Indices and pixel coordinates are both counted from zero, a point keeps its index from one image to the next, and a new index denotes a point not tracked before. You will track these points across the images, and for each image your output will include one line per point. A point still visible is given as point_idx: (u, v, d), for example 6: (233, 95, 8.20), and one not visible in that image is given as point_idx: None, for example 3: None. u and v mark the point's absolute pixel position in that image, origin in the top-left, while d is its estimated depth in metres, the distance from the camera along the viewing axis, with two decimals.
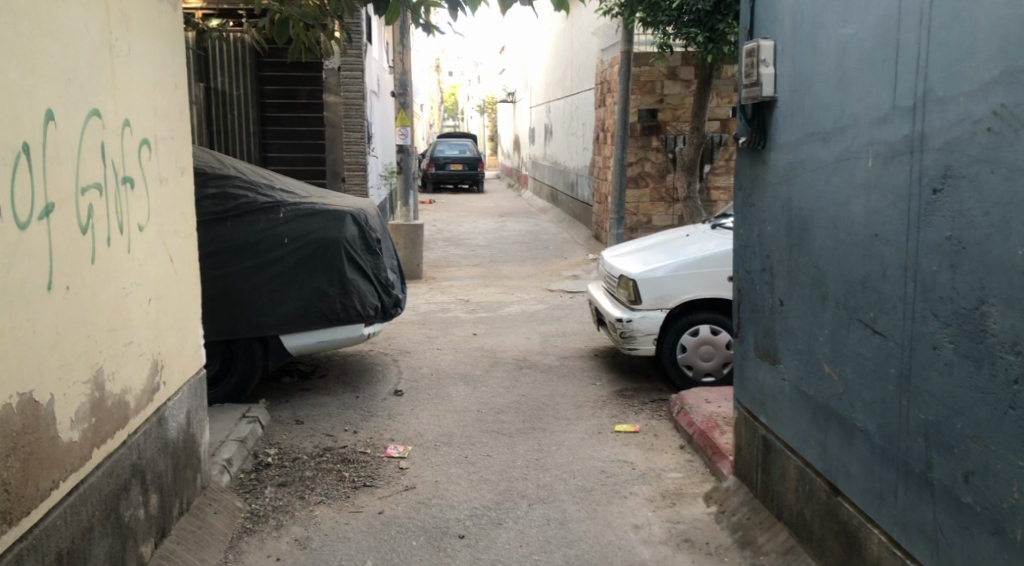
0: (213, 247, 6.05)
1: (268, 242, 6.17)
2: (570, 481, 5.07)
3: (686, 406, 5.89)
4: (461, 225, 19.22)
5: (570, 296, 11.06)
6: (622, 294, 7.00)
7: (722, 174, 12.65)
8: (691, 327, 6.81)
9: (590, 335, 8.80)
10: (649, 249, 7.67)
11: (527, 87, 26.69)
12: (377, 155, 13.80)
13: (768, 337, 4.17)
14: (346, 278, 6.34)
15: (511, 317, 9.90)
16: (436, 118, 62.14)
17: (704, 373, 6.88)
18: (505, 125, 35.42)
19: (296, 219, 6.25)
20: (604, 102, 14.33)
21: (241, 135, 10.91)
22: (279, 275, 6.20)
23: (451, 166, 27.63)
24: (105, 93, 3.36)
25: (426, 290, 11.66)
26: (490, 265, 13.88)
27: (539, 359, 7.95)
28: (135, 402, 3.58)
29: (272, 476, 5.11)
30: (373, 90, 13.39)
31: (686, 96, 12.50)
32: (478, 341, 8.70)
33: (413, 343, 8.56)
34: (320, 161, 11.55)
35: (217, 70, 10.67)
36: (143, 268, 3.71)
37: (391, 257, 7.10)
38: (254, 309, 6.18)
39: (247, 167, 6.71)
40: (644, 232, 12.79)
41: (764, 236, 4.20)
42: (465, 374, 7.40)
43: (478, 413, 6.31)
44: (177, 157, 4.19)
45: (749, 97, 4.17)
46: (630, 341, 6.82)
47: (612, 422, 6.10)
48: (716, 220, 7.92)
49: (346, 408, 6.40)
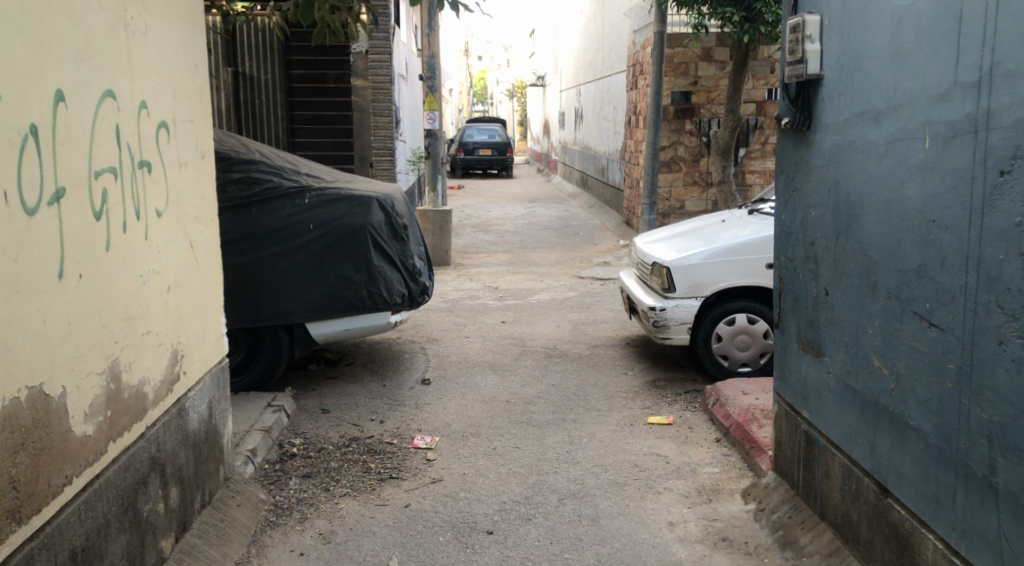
0: (238, 233, 5.95)
1: (294, 228, 6.06)
2: (601, 475, 4.91)
3: (721, 399, 5.71)
4: (490, 211, 19.06)
5: (600, 283, 10.87)
6: (655, 282, 6.82)
7: (757, 158, 12.37)
8: (727, 315, 6.62)
9: (622, 324, 8.61)
10: (683, 236, 7.47)
11: (557, 71, 26.45)
12: (406, 140, 13.67)
13: (812, 328, 3.98)
14: (373, 265, 6.21)
15: (541, 305, 9.74)
16: (465, 103, 61.93)
17: (740, 363, 6.69)
18: (534, 111, 35.16)
19: (322, 205, 6.13)
20: (636, 85, 14.08)
21: (269, 120, 10.85)
22: (305, 262, 6.08)
23: (480, 151, 27.45)
24: (121, 74, 3.24)
25: (454, 277, 11.53)
26: (520, 251, 13.70)
27: (569, 347, 7.78)
28: (154, 393, 3.46)
29: (297, 467, 5.01)
30: (402, 73, 13.25)
31: (721, 78, 12.23)
32: (507, 329, 8.55)
33: (441, 330, 8.43)
34: (348, 146, 11.34)
35: (245, 55, 10.64)
36: (162, 255, 3.59)
37: (419, 244, 6.97)
38: (280, 297, 6.07)
39: (273, 152, 6.60)
40: (676, 217, 12.56)
41: (808, 222, 4.00)
42: (493, 363, 7.25)
43: (507, 403, 6.16)
44: (198, 141, 4.07)
45: (792, 76, 3.97)
46: (664, 330, 6.64)
47: (645, 414, 5.92)
48: (754, 206, 7.69)
49: (373, 397, 6.28)
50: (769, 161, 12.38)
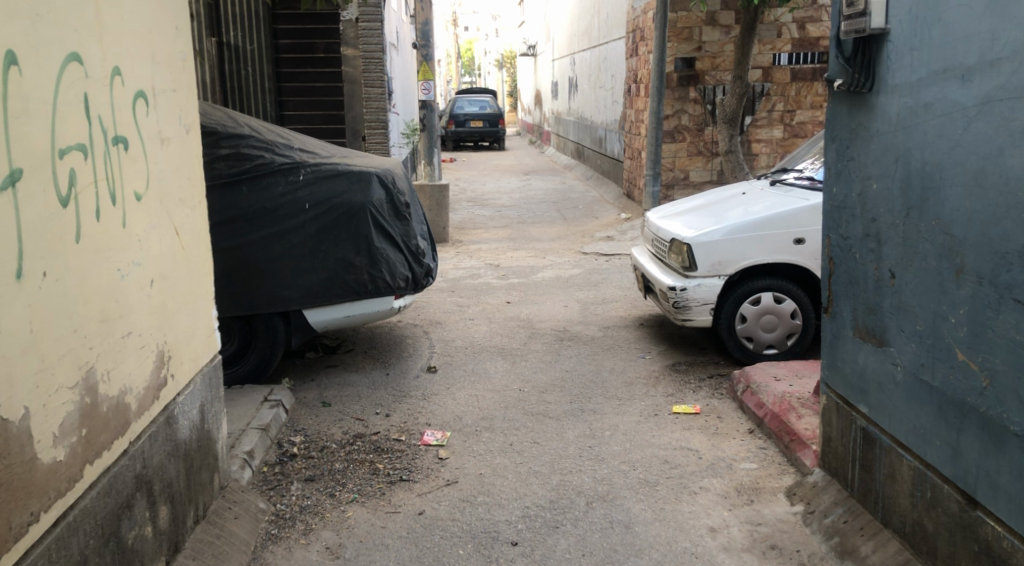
0: (228, 214, 5.50)
1: (289, 208, 5.62)
2: (630, 474, 4.52)
3: (752, 385, 5.32)
4: (485, 185, 18.58)
5: (606, 259, 10.44)
6: (674, 260, 6.42)
7: (763, 126, 11.90)
8: (753, 295, 6.23)
9: (633, 302, 8.20)
10: (700, 210, 7.05)
11: (550, 40, 25.86)
12: (399, 113, 13.20)
13: (873, 314, 3.59)
14: (374, 247, 5.77)
15: (546, 283, 9.31)
16: (454, 75, 61.10)
17: (766, 345, 6.30)
18: (525, 81, 34.55)
19: (318, 182, 5.70)
20: (636, 52, 13.60)
21: (256, 92, 10.33)
22: (302, 244, 5.64)
23: (471, 123, 26.88)
24: (88, 34, 2.78)
25: (453, 254, 11.08)
26: (519, 226, 13.26)
27: (580, 329, 7.37)
28: (138, 402, 3.03)
29: (298, 470, 4.59)
30: (393, 42, 12.72)
31: (726, 43, 11.74)
32: (513, 310, 8.13)
33: (444, 312, 8.00)
34: (338, 119, 10.83)
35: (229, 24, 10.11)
36: (144, 244, 3.15)
37: (421, 222, 6.53)
38: (276, 282, 5.63)
39: (264, 125, 6.14)
40: (680, 189, 12.11)
41: (869, 196, 3.60)
42: (502, 348, 6.84)
43: (520, 393, 5.75)
44: (184, 115, 3.62)
45: (851, 31, 3.55)
46: (685, 312, 6.25)
47: (669, 403, 5.53)
48: (774, 177, 7.26)
49: (377, 388, 5.87)
50: (776, 129, 11.91)
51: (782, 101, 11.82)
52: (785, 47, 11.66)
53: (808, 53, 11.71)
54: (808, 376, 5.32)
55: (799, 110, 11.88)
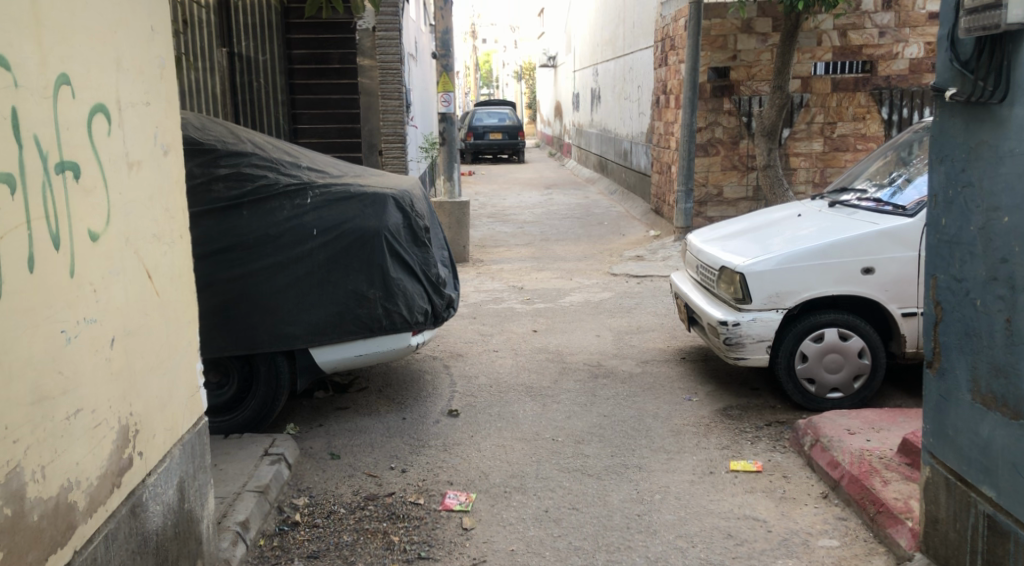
0: (226, 242, 4.88)
1: (294, 234, 4.99)
2: (689, 553, 3.87)
3: (822, 440, 4.69)
4: (506, 199, 17.95)
5: (637, 281, 9.78)
6: (724, 290, 5.79)
7: (803, 139, 11.18)
8: (815, 331, 5.58)
9: (672, 333, 7.51)
10: (750, 232, 6.38)
11: (570, 51, 25.27)
12: (417, 126, 12.58)
13: (1006, 376, 2.91)
14: (390, 278, 5.12)
15: (574, 309, 8.64)
16: (471, 87, 60.60)
17: (830, 388, 5.64)
18: (544, 92, 33.90)
19: (327, 206, 5.06)
20: (666, 61, 12.94)
21: (267, 104, 9.84)
22: (309, 275, 5.00)
23: (490, 136, 26.31)
24: (18, 31, 2.18)
25: (474, 276, 10.45)
26: (542, 244, 12.61)
27: (616, 363, 6.70)
28: (90, 498, 2.40)
29: (301, 544, 3.94)
30: (411, 52, 12.12)
31: (762, 51, 11.04)
32: (540, 340, 7.47)
33: (465, 343, 7.34)
34: (355, 132, 10.28)
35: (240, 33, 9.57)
36: (103, 295, 2.52)
37: (442, 248, 5.88)
38: (279, 318, 4.97)
39: (270, 142, 5.54)
40: (714, 206, 11.42)
41: (996, 231, 2.93)
42: (530, 386, 6.16)
43: (553, 443, 5.08)
44: (163, 134, 2.98)
45: (973, 28, 2.89)
46: (737, 349, 5.60)
47: (725, 458, 4.88)
48: (832, 199, 6.58)
49: (392, 435, 5.22)
50: (815, 142, 11.18)
51: (823, 112, 11.10)
52: (824, 56, 10.98)
53: (850, 62, 11.02)
54: (886, 430, 4.68)
55: (841, 122, 11.14)
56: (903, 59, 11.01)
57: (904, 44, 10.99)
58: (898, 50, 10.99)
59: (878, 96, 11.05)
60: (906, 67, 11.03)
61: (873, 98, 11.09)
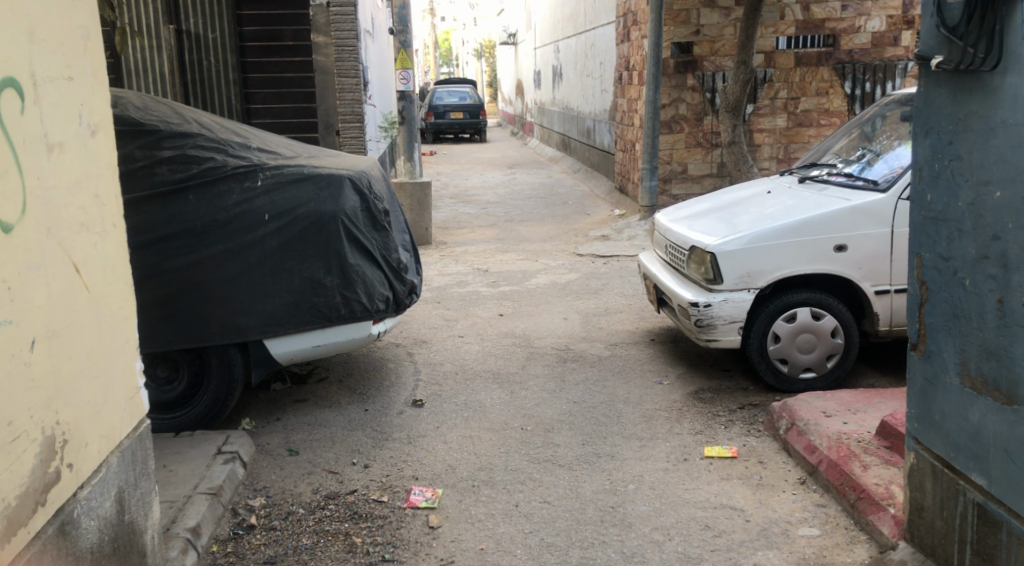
0: (172, 229, 4.62)
1: (244, 219, 4.73)
2: (666, 546, 3.71)
3: (798, 424, 4.55)
4: (468, 180, 17.69)
5: (603, 262, 9.62)
6: (694, 271, 5.65)
7: (766, 115, 11.04)
8: (788, 310, 5.45)
9: (641, 314, 7.36)
10: (721, 209, 6.23)
11: (531, 28, 24.94)
12: (376, 105, 12.28)
13: (999, 360, 2.77)
14: (348, 264, 4.88)
15: (541, 291, 8.46)
16: (431, 67, 59.93)
17: (803, 368, 5.50)
18: (505, 71, 33.55)
19: (279, 188, 4.81)
20: (628, 37, 12.74)
21: (219, 84, 9.67)
22: (261, 262, 4.75)
23: (451, 115, 25.98)
24: None
25: (437, 259, 10.22)
26: (506, 225, 12.40)
27: (584, 347, 6.53)
28: (7, 519, 2.18)
29: (257, 550, 3.72)
30: (367, 30, 11.77)
31: (725, 26, 10.86)
32: (506, 324, 7.27)
33: (429, 329, 7.12)
34: (310, 111, 9.97)
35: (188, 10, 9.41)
36: (18, 294, 2.28)
37: (403, 232, 5.65)
38: (231, 308, 4.72)
39: (219, 122, 5.27)
40: (679, 184, 11.27)
41: (988, 207, 2.80)
42: (497, 373, 5.96)
43: (522, 432, 4.89)
44: (90, 114, 2.73)
45: None
46: (709, 331, 5.47)
47: (699, 443, 4.72)
48: (802, 174, 6.46)
49: (354, 428, 5.00)
50: (779, 118, 11.05)
51: (786, 88, 10.96)
52: (787, 30, 10.83)
53: (813, 36, 10.89)
54: (862, 412, 4.56)
55: (804, 97, 11.02)
56: (865, 32, 10.90)
57: (867, 18, 10.87)
58: (860, 24, 10.88)
59: (841, 70, 10.94)
60: (868, 41, 10.94)
61: (836, 73, 10.97)
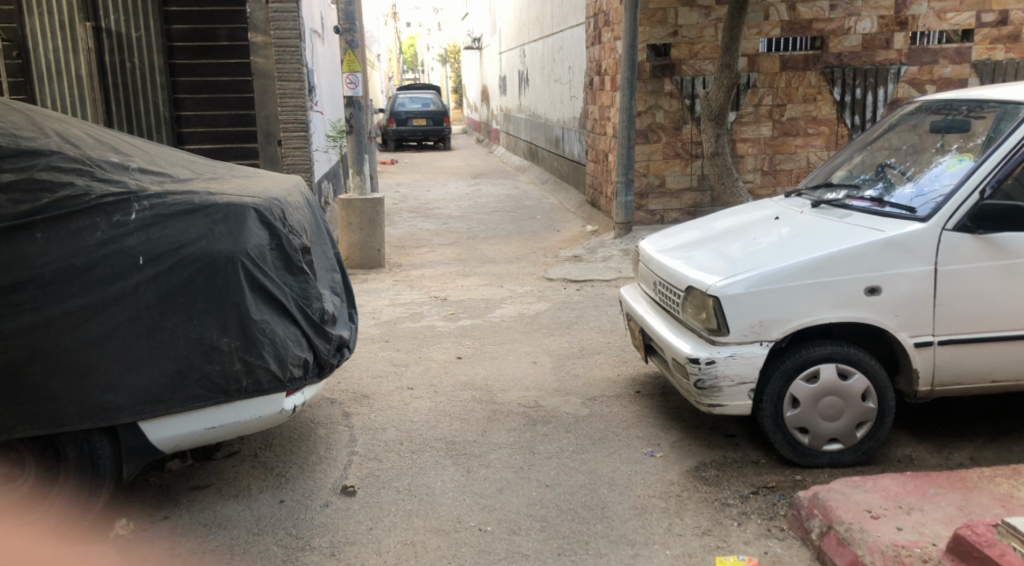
0: (13, 277, 3.50)
1: (111, 264, 3.59)
2: None
3: (837, 528, 3.51)
4: (430, 191, 16.54)
5: (576, 288, 8.57)
6: (692, 317, 4.61)
7: (750, 123, 10.00)
8: (809, 368, 4.40)
9: (623, 357, 6.28)
10: (719, 238, 5.18)
11: (496, 31, 23.83)
12: (323, 112, 11.08)
13: None
14: (250, 321, 3.74)
15: (505, 326, 7.36)
16: (395, 72, 58.61)
17: (827, 439, 4.45)
18: (471, 76, 32.44)
19: (159, 223, 3.68)
20: (600, 39, 11.69)
21: (144, 89, 8.47)
22: (133, 321, 3.60)
23: (414, 122, 24.79)
24: None
25: (390, 285, 9.11)
26: (468, 244, 11.30)
27: (557, 403, 5.43)
28: None
29: None
30: (314, 29, 10.59)
31: (705, 27, 9.84)
32: (466, 371, 6.15)
33: (372, 378, 5.99)
34: (248, 119, 8.72)
35: (111, 2, 8.24)
36: None
37: (330, 272, 4.55)
38: (92, 382, 3.56)
39: (93, 133, 4.15)
40: (656, 199, 10.24)
41: None
42: (450, 442, 4.85)
43: (480, 536, 3.81)
44: None
45: None
46: (713, 395, 4.42)
47: (708, 551, 3.68)
48: (813, 196, 5.43)
49: (262, 532, 3.89)
50: (764, 126, 10.01)
51: (771, 94, 9.94)
52: (772, 31, 9.82)
53: (798, 38, 9.90)
54: (919, 512, 3.54)
55: (790, 104, 10.00)
56: (855, 34, 9.90)
57: (857, 18, 9.88)
58: (850, 25, 9.88)
59: (830, 75, 9.95)
60: (859, 43, 9.95)
61: (825, 78, 9.98)
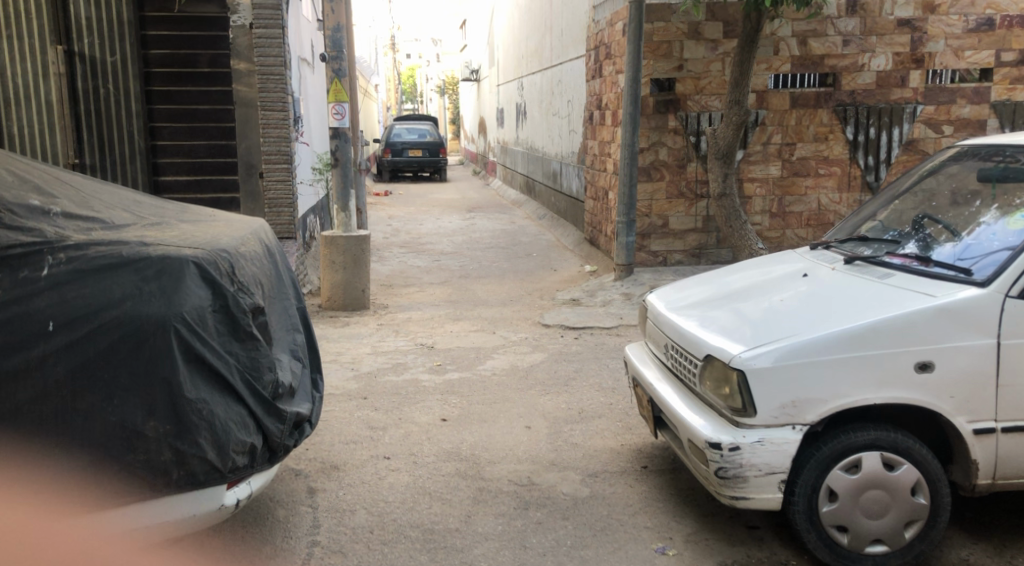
0: None
1: (13, 329, 2.97)
2: None
3: None
4: (422, 225, 15.91)
5: (573, 337, 7.93)
6: (711, 392, 3.97)
7: (758, 162, 9.42)
8: (849, 457, 3.75)
9: (626, 423, 5.63)
10: (739, 296, 4.55)
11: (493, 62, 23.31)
12: (308, 143, 10.46)
13: None
14: (182, 400, 3.09)
15: (496, 381, 6.70)
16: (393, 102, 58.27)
17: (870, 540, 3.79)
18: (468, 107, 31.96)
19: (76, 280, 3.06)
20: (601, 72, 11.14)
21: (118, 117, 7.79)
22: (38, 400, 2.97)
23: (409, 153, 24.21)
24: None
25: (373, 329, 8.47)
26: (459, 283, 10.68)
27: (552, 480, 4.77)
28: None
29: None
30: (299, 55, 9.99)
31: (712, 61, 9.26)
32: (451, 437, 5.49)
33: (344, 444, 5.32)
34: (229, 151, 8.10)
35: (83, 23, 7.58)
36: None
37: (293, 332, 3.91)
38: None
39: (13, 166, 3.53)
40: (659, 241, 9.64)
41: None
42: (427, 530, 4.19)
43: None
44: None
45: None
46: (737, 486, 3.75)
47: None
48: (843, 250, 4.81)
49: None
50: (773, 166, 9.43)
51: (781, 132, 9.37)
52: (783, 67, 9.26)
53: (809, 74, 9.34)
54: None
55: (801, 143, 9.42)
56: (869, 71, 9.35)
57: (871, 55, 9.33)
58: (864, 61, 9.33)
59: (843, 114, 9.38)
60: (873, 81, 9.38)
61: (837, 116, 9.41)
